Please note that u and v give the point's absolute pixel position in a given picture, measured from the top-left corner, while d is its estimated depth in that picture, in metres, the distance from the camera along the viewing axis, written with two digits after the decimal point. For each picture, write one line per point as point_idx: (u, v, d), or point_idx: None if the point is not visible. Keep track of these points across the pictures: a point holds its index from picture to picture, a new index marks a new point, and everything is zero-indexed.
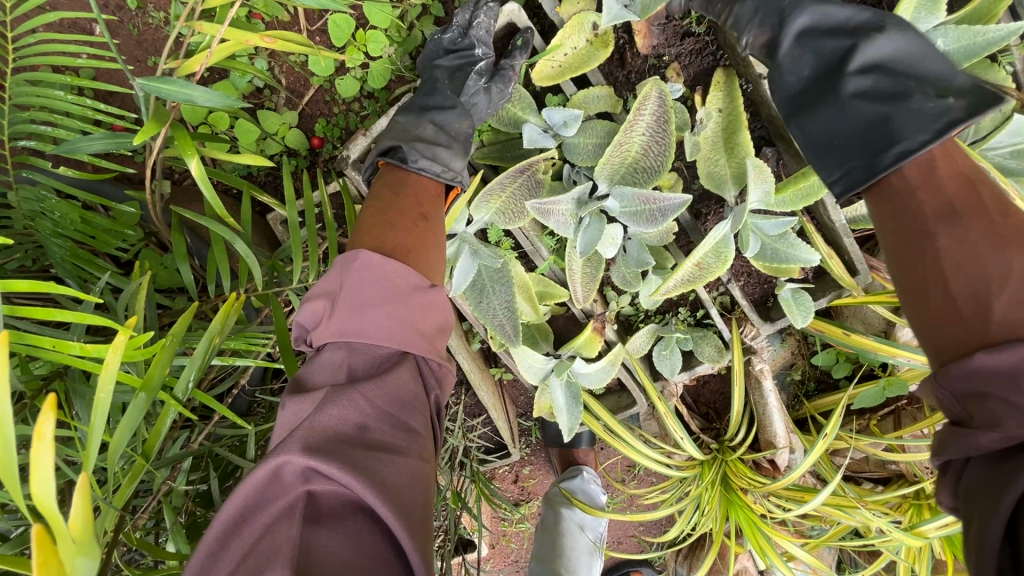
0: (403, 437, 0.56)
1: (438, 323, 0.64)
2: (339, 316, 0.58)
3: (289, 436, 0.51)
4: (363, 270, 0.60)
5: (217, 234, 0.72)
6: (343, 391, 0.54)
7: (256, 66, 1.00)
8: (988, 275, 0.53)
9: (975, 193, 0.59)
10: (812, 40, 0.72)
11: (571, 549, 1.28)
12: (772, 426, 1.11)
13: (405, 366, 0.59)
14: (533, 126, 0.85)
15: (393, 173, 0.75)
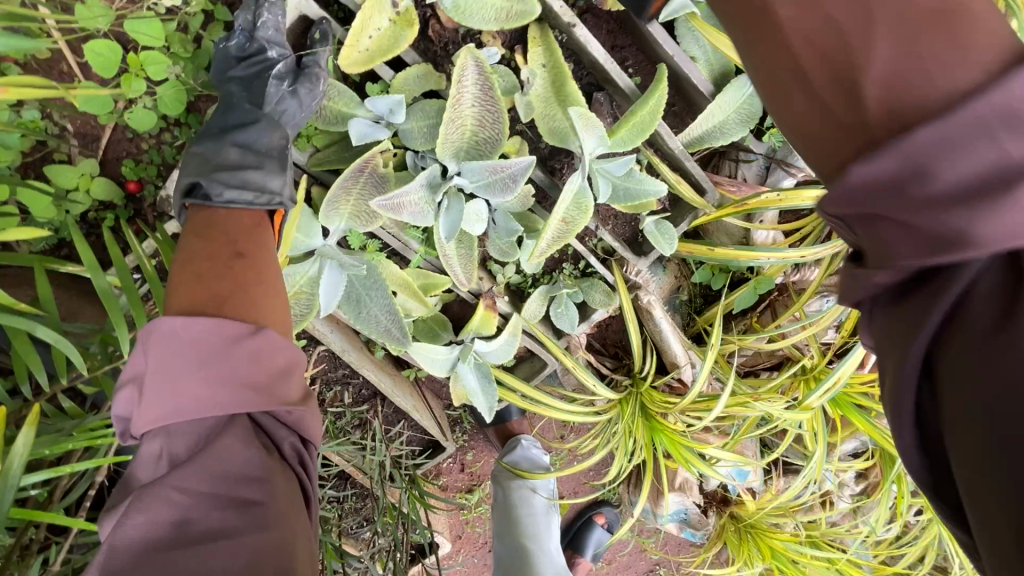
0: (241, 514, 0.52)
1: (278, 366, 0.59)
2: (149, 402, 0.53)
3: (92, 564, 0.47)
4: (165, 340, 0.55)
5: (15, 325, 0.63)
6: (153, 488, 0.50)
7: (26, 117, 0.86)
8: (830, 42, 0.43)
9: (793, 6, 0.45)
10: None
11: (528, 514, 1.31)
12: (671, 349, 1.18)
13: (235, 429, 0.55)
14: (360, 120, 0.80)
15: (200, 215, 0.69)
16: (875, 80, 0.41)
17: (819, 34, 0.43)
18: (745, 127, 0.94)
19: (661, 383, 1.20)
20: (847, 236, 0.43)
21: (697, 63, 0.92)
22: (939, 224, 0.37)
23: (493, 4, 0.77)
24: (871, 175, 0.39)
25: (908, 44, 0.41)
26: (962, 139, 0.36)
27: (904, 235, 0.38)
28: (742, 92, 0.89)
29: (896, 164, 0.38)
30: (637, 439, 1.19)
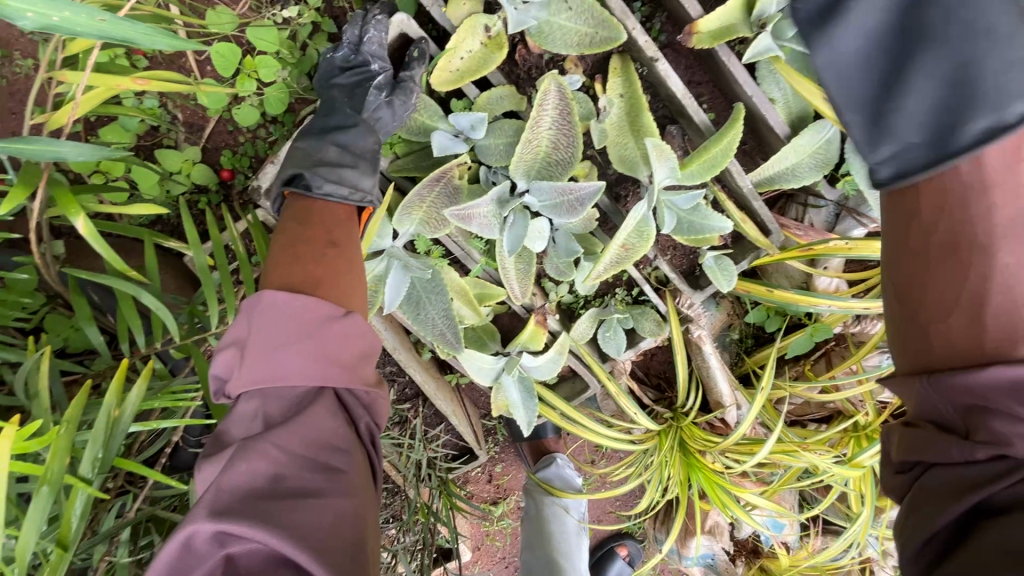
0: (325, 479, 0.58)
1: (359, 348, 0.66)
2: (248, 366, 0.61)
3: (200, 503, 0.53)
4: (267, 312, 0.62)
5: (121, 289, 0.69)
6: (252, 443, 0.57)
7: (145, 105, 0.95)
8: (1015, 296, 0.49)
9: (1004, 238, 0.50)
10: None
11: (558, 533, 1.31)
12: (717, 387, 1.16)
13: (323, 401, 0.61)
14: (443, 133, 0.85)
15: (298, 203, 0.76)
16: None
17: (1018, 294, 0.49)
18: (819, 172, 0.92)
19: (703, 420, 1.18)
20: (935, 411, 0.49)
21: (775, 104, 0.91)
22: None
23: (578, 32, 0.80)
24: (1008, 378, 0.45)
25: None
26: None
27: (1021, 433, 0.44)
28: (819, 135, 0.88)
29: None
30: (672, 473, 1.17)
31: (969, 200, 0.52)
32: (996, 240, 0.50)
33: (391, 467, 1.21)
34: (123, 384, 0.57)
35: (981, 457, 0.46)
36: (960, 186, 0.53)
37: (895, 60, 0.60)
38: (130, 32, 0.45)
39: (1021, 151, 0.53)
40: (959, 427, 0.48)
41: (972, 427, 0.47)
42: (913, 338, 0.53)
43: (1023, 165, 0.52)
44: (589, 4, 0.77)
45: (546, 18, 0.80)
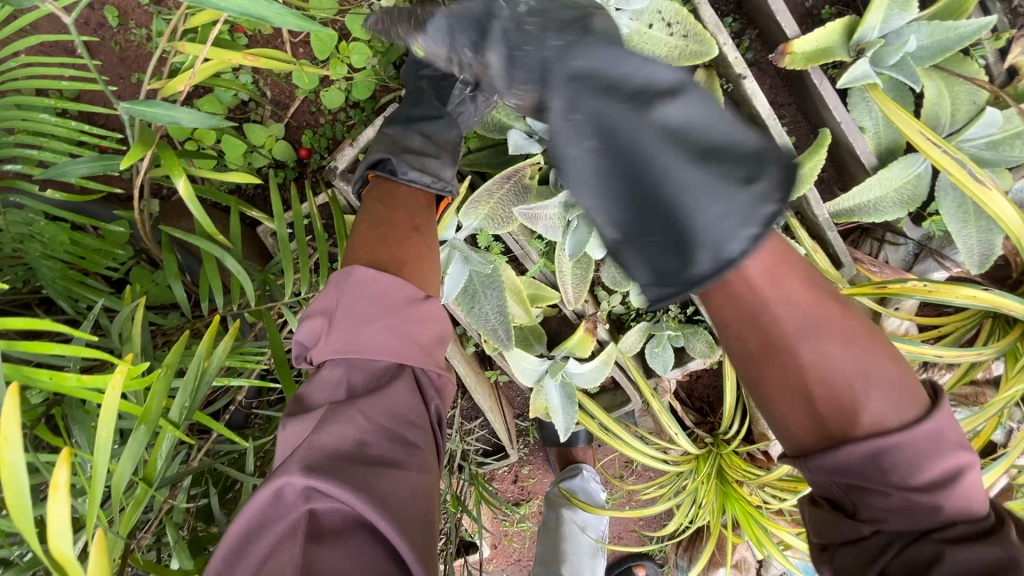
0: (401, 452, 0.64)
1: (433, 333, 0.72)
2: (335, 334, 0.67)
3: (293, 455, 0.59)
4: (360, 285, 0.68)
5: (208, 251, 0.73)
6: (343, 409, 0.63)
7: (240, 80, 1.00)
8: (842, 388, 0.53)
9: (808, 345, 0.54)
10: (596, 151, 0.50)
11: (573, 554, 1.29)
12: (765, 419, 1.13)
13: (403, 378, 0.68)
14: (518, 132, 0.85)
15: (383, 185, 0.80)
16: (863, 417, 0.52)
17: (833, 382, 0.53)
18: (903, 209, 0.88)
19: (745, 450, 1.14)
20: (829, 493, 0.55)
21: (864, 133, 0.87)
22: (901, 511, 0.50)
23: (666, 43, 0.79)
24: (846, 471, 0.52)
25: (874, 383, 0.53)
26: (913, 457, 0.50)
27: (893, 509, 0.51)
28: (908, 169, 0.84)
29: (876, 458, 0.50)
30: (706, 502, 1.15)
31: (763, 310, 0.55)
32: (795, 341, 0.54)
33: None
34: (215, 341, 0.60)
35: (868, 531, 0.52)
36: (749, 301, 0.55)
37: (678, 150, 0.48)
38: (270, 11, 0.45)
39: (772, 257, 0.55)
40: (847, 505, 0.54)
41: (855, 507, 0.53)
42: (786, 437, 0.57)
43: (781, 267, 0.55)
44: (682, 15, 0.77)
45: (638, 27, 0.80)
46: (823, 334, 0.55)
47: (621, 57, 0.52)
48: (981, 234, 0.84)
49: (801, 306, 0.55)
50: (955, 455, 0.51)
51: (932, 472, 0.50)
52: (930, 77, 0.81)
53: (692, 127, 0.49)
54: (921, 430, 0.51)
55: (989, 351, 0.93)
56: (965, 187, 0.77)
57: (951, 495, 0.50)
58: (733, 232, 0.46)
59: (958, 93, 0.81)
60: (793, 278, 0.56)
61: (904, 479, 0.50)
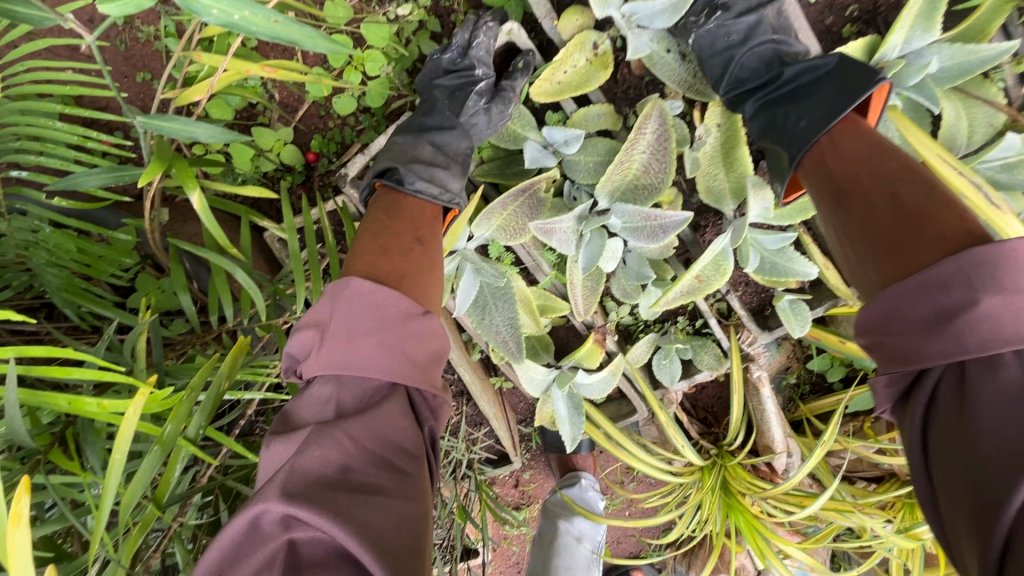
0: (387, 477, 0.64)
1: (427, 351, 0.72)
2: (324, 350, 0.68)
3: (273, 478, 0.59)
4: (353, 297, 0.69)
5: (219, 263, 0.72)
6: (329, 430, 0.63)
7: (249, 83, 0.99)
8: (859, 236, 0.58)
9: (840, 213, 0.61)
10: (758, 113, 0.75)
11: (564, 568, 1.25)
12: (770, 431, 1.12)
13: (395, 398, 0.68)
14: (534, 143, 0.85)
15: (390, 195, 0.79)
16: (883, 262, 0.56)
17: (860, 235, 0.58)
18: None
19: (750, 462, 1.14)
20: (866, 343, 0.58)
21: None
22: (932, 347, 0.50)
23: (679, 74, 0.82)
24: (877, 316, 0.55)
25: (895, 230, 0.55)
26: (938, 295, 0.50)
27: (911, 351, 0.52)
28: None
29: (891, 308, 0.54)
30: (709, 513, 1.15)
31: (825, 185, 0.63)
32: (851, 201, 0.60)
33: None
34: (233, 358, 0.58)
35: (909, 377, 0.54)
36: (818, 177, 0.65)
37: (801, 95, 0.71)
38: (299, 35, 0.45)
39: (823, 148, 0.65)
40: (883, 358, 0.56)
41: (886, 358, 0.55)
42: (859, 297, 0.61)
43: (827, 154, 0.65)
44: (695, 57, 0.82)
45: (658, 49, 0.81)
46: (859, 196, 0.60)
47: (735, 71, 0.77)
48: None
49: (836, 179, 0.62)
50: (1007, 283, 0.48)
51: (955, 301, 0.49)
52: (949, 98, 0.82)
53: (800, 87, 0.72)
54: (946, 264, 0.50)
55: None
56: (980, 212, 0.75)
57: (971, 328, 0.48)
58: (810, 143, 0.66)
59: (975, 115, 0.81)
60: (835, 159, 0.63)
61: (920, 317, 0.51)
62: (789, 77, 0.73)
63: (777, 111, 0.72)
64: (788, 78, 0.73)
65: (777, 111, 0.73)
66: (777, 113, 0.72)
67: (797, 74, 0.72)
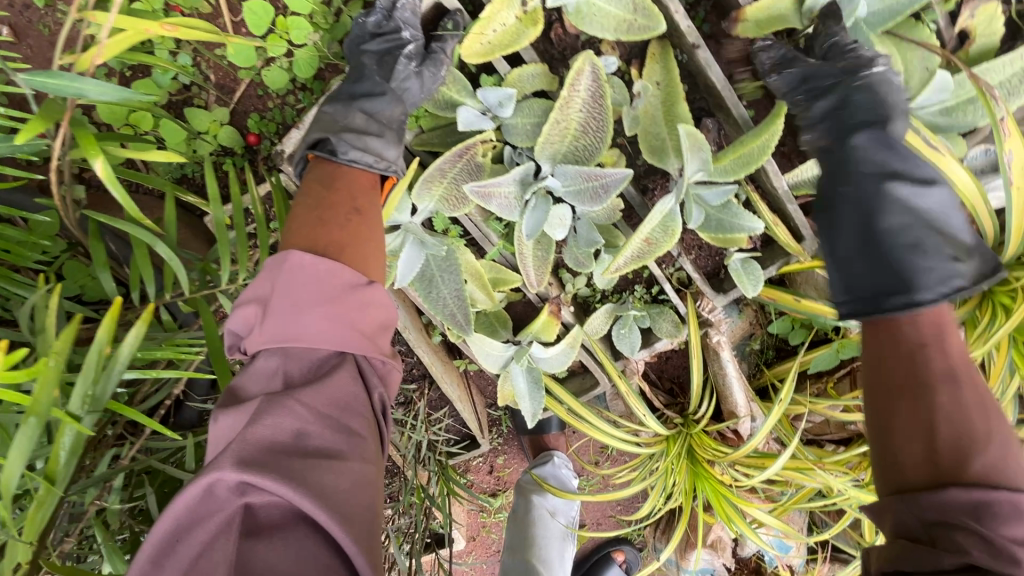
0: (345, 441, 0.62)
1: (377, 319, 0.69)
2: (267, 324, 0.64)
3: (226, 446, 0.56)
4: (294, 271, 0.65)
5: (138, 239, 0.69)
6: (280, 399, 0.60)
7: (179, 62, 0.96)
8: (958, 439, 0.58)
9: (947, 398, 0.60)
10: (894, 226, 0.72)
11: (541, 538, 1.26)
12: (732, 396, 1.13)
13: (344, 367, 0.65)
14: (469, 109, 0.83)
15: (323, 166, 0.75)
16: (982, 460, 0.57)
17: (959, 431, 0.59)
18: None
19: (715, 429, 1.14)
20: (906, 527, 0.57)
21: None
22: None
23: (616, 15, 0.77)
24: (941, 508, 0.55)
25: (997, 447, 0.58)
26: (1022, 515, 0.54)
27: (978, 545, 0.53)
28: None
29: (977, 507, 0.54)
30: (677, 481, 1.15)
31: (921, 350, 0.64)
32: (929, 365, 0.62)
33: (392, 446, 1.20)
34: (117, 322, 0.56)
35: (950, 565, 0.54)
36: (908, 337, 0.65)
37: (927, 231, 0.72)
38: None
39: (941, 318, 0.67)
40: (925, 536, 0.56)
41: (935, 538, 0.55)
42: (886, 470, 0.62)
43: (944, 328, 0.66)
44: None
45: None
46: (966, 386, 0.62)
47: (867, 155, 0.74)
48: None
49: (953, 363, 0.63)
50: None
51: None
52: (883, 43, 0.80)
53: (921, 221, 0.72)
54: None
55: None
56: (918, 149, 0.80)
57: None
58: (952, 278, 0.69)
59: (911, 60, 0.80)
60: (952, 340, 0.65)
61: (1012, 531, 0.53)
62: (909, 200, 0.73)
63: (897, 233, 0.72)
64: (891, 210, 0.72)
65: (906, 234, 0.72)
66: (908, 237, 0.71)
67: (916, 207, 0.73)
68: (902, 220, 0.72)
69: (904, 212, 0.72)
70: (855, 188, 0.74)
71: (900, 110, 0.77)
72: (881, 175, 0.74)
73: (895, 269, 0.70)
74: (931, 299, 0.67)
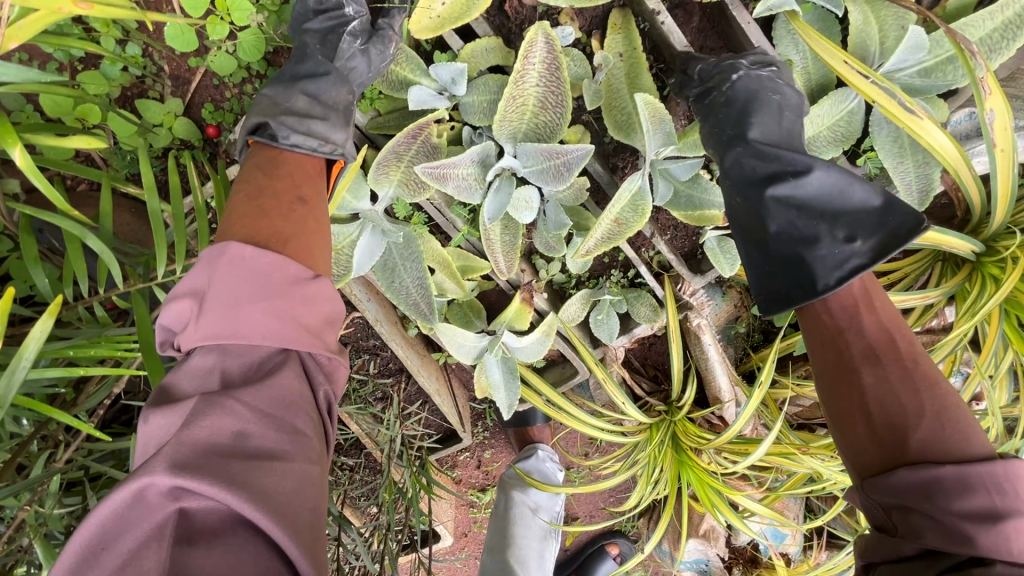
0: (288, 442, 0.59)
1: (325, 311, 0.66)
2: (203, 320, 0.60)
3: (159, 449, 0.52)
4: (235, 263, 0.62)
5: (70, 233, 0.67)
6: (218, 399, 0.56)
7: (127, 52, 0.92)
8: (891, 415, 0.62)
9: (872, 377, 0.64)
10: (786, 221, 0.72)
11: (521, 536, 1.23)
12: (716, 381, 1.10)
13: (288, 366, 0.62)
14: (422, 87, 0.78)
15: (263, 151, 0.73)
16: (916, 435, 0.60)
17: (889, 405, 0.62)
18: (838, 147, 0.84)
19: (699, 416, 1.10)
20: (879, 518, 0.61)
21: (792, 69, 0.82)
22: (983, 535, 0.54)
23: None
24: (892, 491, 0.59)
25: (932, 415, 0.60)
26: (969, 485, 0.56)
27: (930, 526, 0.57)
28: (839, 105, 0.80)
29: (929, 487, 0.56)
30: (662, 468, 1.12)
31: (839, 335, 0.67)
32: (848, 349, 0.66)
33: (369, 443, 1.17)
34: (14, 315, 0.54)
35: (913, 549, 0.58)
36: (827, 323, 0.68)
37: (818, 214, 0.71)
38: None
39: (857, 298, 0.69)
40: (889, 524, 0.60)
41: (897, 525, 0.59)
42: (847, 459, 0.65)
43: (863, 306, 0.68)
44: None
45: None
46: (891, 363, 0.64)
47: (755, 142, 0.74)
48: (918, 169, 0.81)
49: (872, 340, 0.66)
50: (1008, 488, 0.56)
51: (1003, 503, 0.55)
52: (855, 1, 0.76)
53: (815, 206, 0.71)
54: (974, 466, 0.56)
55: (938, 291, 0.92)
56: (894, 118, 0.74)
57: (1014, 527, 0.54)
58: (848, 259, 0.67)
59: (885, 18, 0.76)
60: (870, 314, 0.67)
61: (962, 505, 0.55)
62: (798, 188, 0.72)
63: (796, 226, 0.71)
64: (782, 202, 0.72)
65: (802, 222, 0.71)
66: (802, 226, 0.71)
67: (808, 190, 0.72)
68: (793, 211, 0.72)
69: (792, 204, 0.72)
70: (739, 195, 0.75)
71: (776, 99, 0.75)
72: (760, 178, 0.73)
73: (794, 264, 0.71)
74: (831, 285, 0.67)
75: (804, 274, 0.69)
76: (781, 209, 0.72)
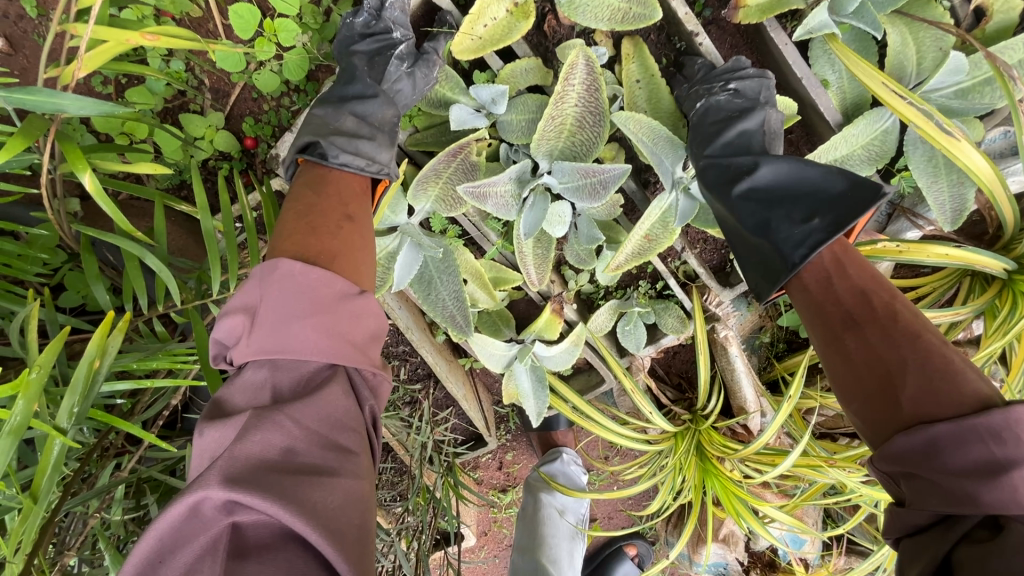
0: (334, 457, 0.59)
1: (370, 328, 0.67)
2: (255, 336, 0.61)
3: (213, 462, 0.53)
4: (284, 280, 0.62)
5: (130, 251, 0.69)
6: (269, 415, 0.57)
7: (171, 67, 0.95)
8: (879, 377, 0.63)
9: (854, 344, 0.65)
10: (754, 213, 0.73)
11: (551, 536, 1.25)
12: (741, 391, 1.12)
13: (335, 382, 0.62)
14: (462, 106, 0.81)
15: (313, 171, 0.74)
16: (906, 394, 0.61)
17: (875, 367, 0.64)
18: (873, 166, 0.84)
19: (725, 425, 1.13)
20: (893, 487, 0.62)
21: (827, 89, 0.83)
22: (986, 492, 0.54)
23: (610, 5, 0.74)
24: (893, 456, 0.60)
25: (916, 370, 0.61)
26: (964, 439, 0.56)
27: (932, 491, 0.57)
28: (874, 125, 0.80)
29: (928, 447, 0.57)
30: (686, 477, 1.13)
31: (821, 306, 0.69)
32: (830, 320, 0.68)
33: (399, 447, 1.20)
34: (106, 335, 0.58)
35: (925, 520, 0.59)
36: (808, 299, 0.70)
37: (778, 200, 0.72)
38: None
39: (828, 266, 0.70)
40: (900, 493, 0.61)
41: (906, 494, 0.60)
42: (856, 428, 0.66)
43: (835, 274, 0.70)
44: None
45: None
46: (870, 325, 0.66)
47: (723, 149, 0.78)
48: (953, 189, 0.82)
49: (849, 306, 0.67)
50: (1007, 436, 0.55)
51: (1003, 453, 0.55)
52: (893, 23, 0.77)
53: (779, 191, 0.72)
54: (968, 418, 0.57)
55: (967, 309, 0.92)
56: (932, 139, 0.75)
57: (1017, 478, 0.54)
58: (809, 236, 0.68)
59: (923, 39, 0.76)
60: (845, 281, 0.69)
61: (957, 462, 0.56)
62: (761, 182, 0.74)
63: (761, 214, 0.72)
64: (749, 198, 0.74)
65: (765, 210, 0.72)
66: (767, 212, 0.72)
67: (770, 181, 0.73)
68: (756, 203, 0.73)
69: (756, 196, 0.73)
70: (711, 195, 0.77)
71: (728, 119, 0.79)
72: (727, 176, 0.76)
73: (767, 250, 0.72)
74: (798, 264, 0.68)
75: (775, 258, 0.71)
76: (745, 204, 0.73)
